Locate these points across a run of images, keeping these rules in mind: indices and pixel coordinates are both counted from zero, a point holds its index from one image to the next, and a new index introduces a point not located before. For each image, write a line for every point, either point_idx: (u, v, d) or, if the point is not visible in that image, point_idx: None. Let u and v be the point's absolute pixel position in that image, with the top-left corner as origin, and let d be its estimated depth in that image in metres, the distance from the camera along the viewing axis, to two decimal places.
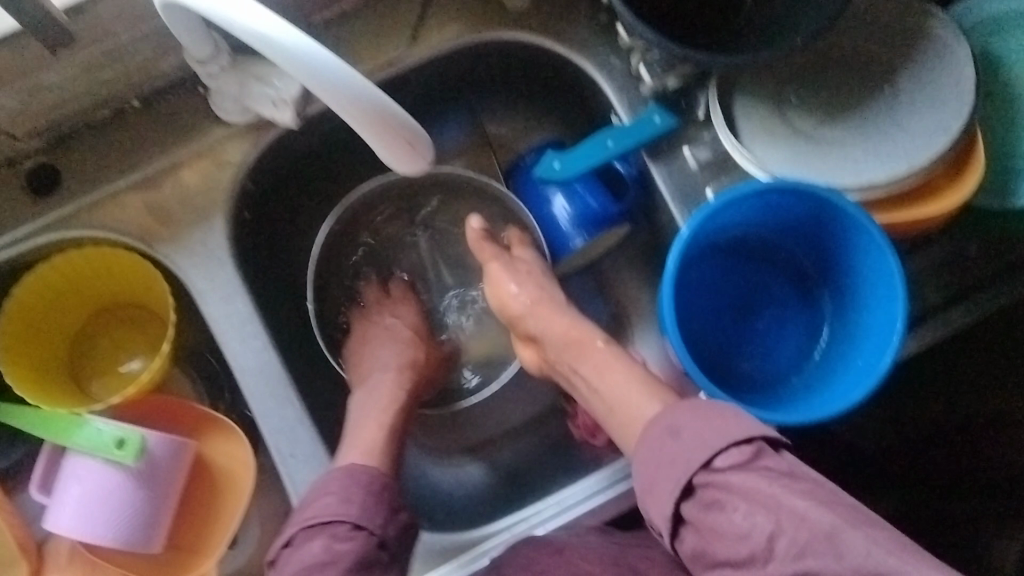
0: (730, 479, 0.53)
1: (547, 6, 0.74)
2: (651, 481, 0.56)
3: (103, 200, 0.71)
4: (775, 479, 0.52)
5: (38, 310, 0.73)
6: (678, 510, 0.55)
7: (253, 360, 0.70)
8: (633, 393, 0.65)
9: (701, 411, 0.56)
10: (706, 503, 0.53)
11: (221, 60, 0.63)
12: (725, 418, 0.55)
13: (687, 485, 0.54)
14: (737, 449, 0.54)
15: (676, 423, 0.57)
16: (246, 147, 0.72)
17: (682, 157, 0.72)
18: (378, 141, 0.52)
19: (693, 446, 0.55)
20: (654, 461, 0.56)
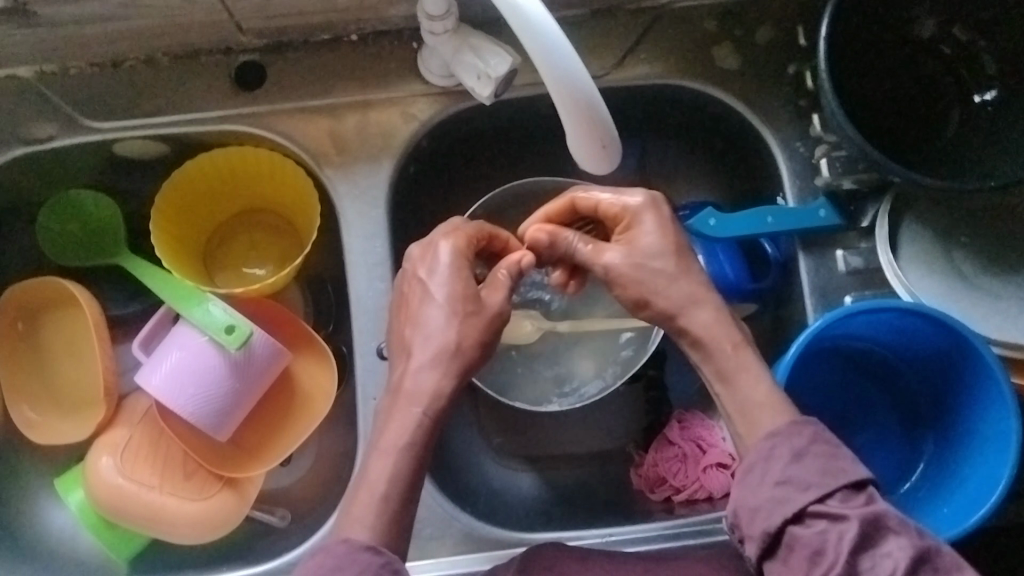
0: (853, 519, 0.52)
1: (754, 74, 0.76)
2: (758, 500, 0.55)
3: (294, 111, 0.75)
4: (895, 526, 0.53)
5: (199, 188, 0.78)
6: (779, 531, 0.54)
7: (371, 299, 0.73)
8: (760, 406, 0.59)
9: (821, 444, 0.56)
10: (812, 531, 0.53)
11: (449, 22, 0.68)
12: (839, 455, 0.56)
13: (797, 513, 0.54)
14: (852, 490, 0.54)
15: (797, 444, 0.56)
16: (435, 107, 0.75)
17: (833, 258, 0.72)
18: (576, 137, 0.54)
19: (810, 473, 0.55)
20: (759, 481, 0.56)
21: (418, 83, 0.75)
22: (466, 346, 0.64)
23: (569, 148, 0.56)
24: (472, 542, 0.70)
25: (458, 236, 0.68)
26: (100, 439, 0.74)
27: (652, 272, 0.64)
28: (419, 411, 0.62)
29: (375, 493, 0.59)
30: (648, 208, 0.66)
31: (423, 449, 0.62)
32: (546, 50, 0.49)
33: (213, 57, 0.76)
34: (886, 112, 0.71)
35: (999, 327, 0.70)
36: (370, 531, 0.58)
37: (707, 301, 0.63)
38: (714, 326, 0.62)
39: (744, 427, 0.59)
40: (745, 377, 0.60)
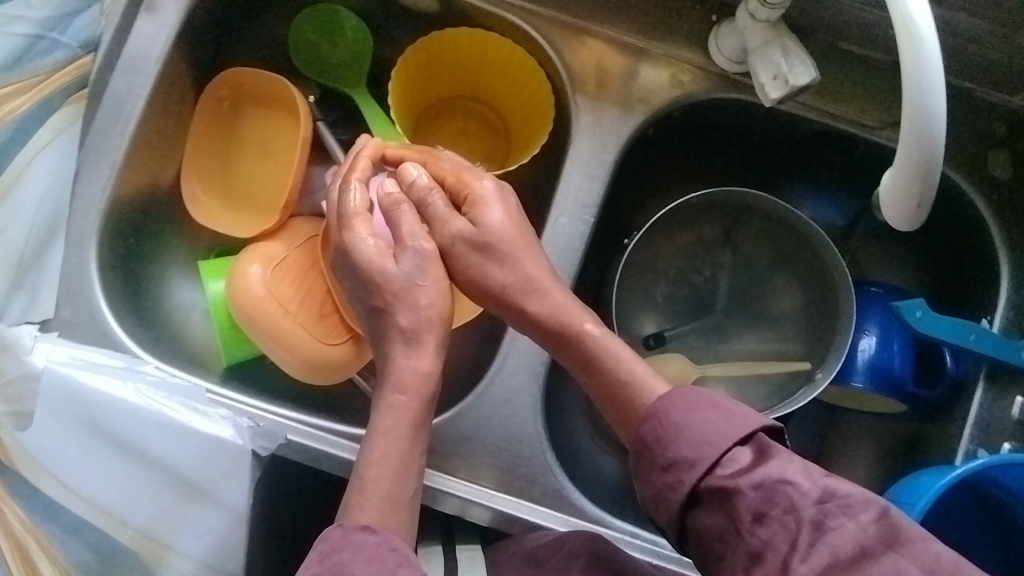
0: (742, 480, 0.50)
1: (1017, 193, 0.74)
2: (655, 490, 0.55)
3: (573, 29, 0.74)
4: (783, 476, 0.50)
5: (449, 57, 0.78)
6: (686, 514, 0.53)
7: (567, 236, 0.72)
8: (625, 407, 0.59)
9: (699, 401, 0.55)
10: (712, 505, 0.52)
11: (774, 14, 0.66)
12: (716, 406, 0.54)
13: (692, 493, 0.52)
14: (741, 448, 0.52)
15: (673, 422, 0.54)
16: (704, 85, 0.74)
17: (1011, 401, 0.70)
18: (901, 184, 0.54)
19: (693, 445, 0.53)
20: (652, 468, 0.55)
21: (698, 54, 0.74)
22: (443, 310, 0.62)
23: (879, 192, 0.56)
24: (557, 501, 0.70)
25: (359, 224, 0.62)
26: (255, 246, 0.74)
27: (492, 263, 0.63)
28: (402, 395, 0.59)
29: (357, 478, 0.57)
30: (493, 191, 0.65)
31: (416, 428, 0.59)
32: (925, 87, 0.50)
33: None
34: None
35: None
36: (369, 514, 0.54)
37: (555, 281, 0.63)
38: (567, 308, 0.62)
39: (620, 411, 0.60)
40: (606, 366, 0.61)
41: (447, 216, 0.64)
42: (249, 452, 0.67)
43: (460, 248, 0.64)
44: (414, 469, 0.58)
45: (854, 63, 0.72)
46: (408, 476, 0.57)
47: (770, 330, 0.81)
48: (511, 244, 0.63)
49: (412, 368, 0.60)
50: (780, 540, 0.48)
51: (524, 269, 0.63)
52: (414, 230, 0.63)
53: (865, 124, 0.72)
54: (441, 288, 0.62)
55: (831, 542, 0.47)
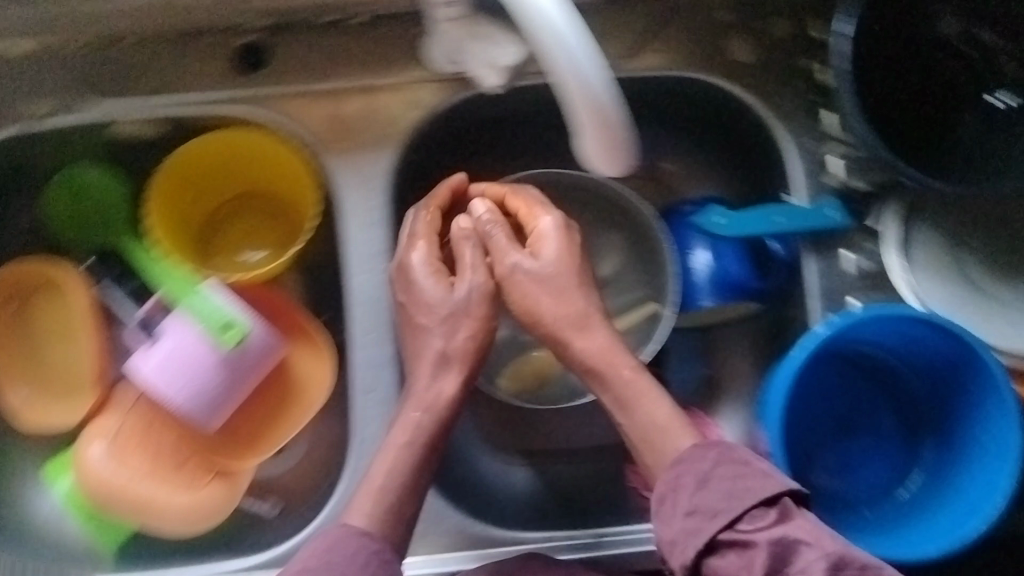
0: (764, 535, 0.54)
1: (764, 69, 0.75)
2: (672, 533, 0.56)
3: (294, 95, 0.73)
4: (800, 540, 0.53)
5: (196, 171, 0.77)
6: (697, 564, 0.56)
7: (370, 290, 0.72)
8: (668, 428, 0.63)
9: (728, 463, 0.58)
10: (728, 559, 0.54)
11: (459, 8, 0.65)
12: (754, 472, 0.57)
13: (710, 542, 0.55)
14: (765, 508, 0.55)
15: (703, 473, 0.58)
16: (439, 95, 0.74)
17: (840, 258, 0.72)
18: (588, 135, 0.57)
19: (718, 496, 0.56)
20: (673, 512, 0.57)
21: (421, 69, 0.73)
22: (474, 344, 0.69)
23: (580, 153, 0.60)
24: (463, 540, 0.71)
25: (421, 245, 0.69)
26: (90, 427, 0.73)
27: (538, 294, 0.68)
28: (420, 413, 0.66)
29: (373, 490, 0.63)
30: (555, 231, 0.69)
31: (425, 445, 0.66)
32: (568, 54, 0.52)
33: (214, 37, 0.74)
34: (906, 109, 0.69)
35: (1004, 336, 0.69)
36: (365, 521, 0.61)
37: (593, 322, 0.68)
38: (609, 350, 0.67)
39: (648, 453, 0.64)
40: (642, 401, 0.65)
41: (495, 235, 0.70)
42: None
43: (521, 278, 0.69)
44: (420, 488, 0.64)
45: None
46: (410, 493, 0.64)
47: (612, 287, 0.81)
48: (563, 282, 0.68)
49: (416, 408, 0.66)
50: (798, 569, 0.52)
51: (563, 292, 0.68)
52: (472, 267, 0.69)
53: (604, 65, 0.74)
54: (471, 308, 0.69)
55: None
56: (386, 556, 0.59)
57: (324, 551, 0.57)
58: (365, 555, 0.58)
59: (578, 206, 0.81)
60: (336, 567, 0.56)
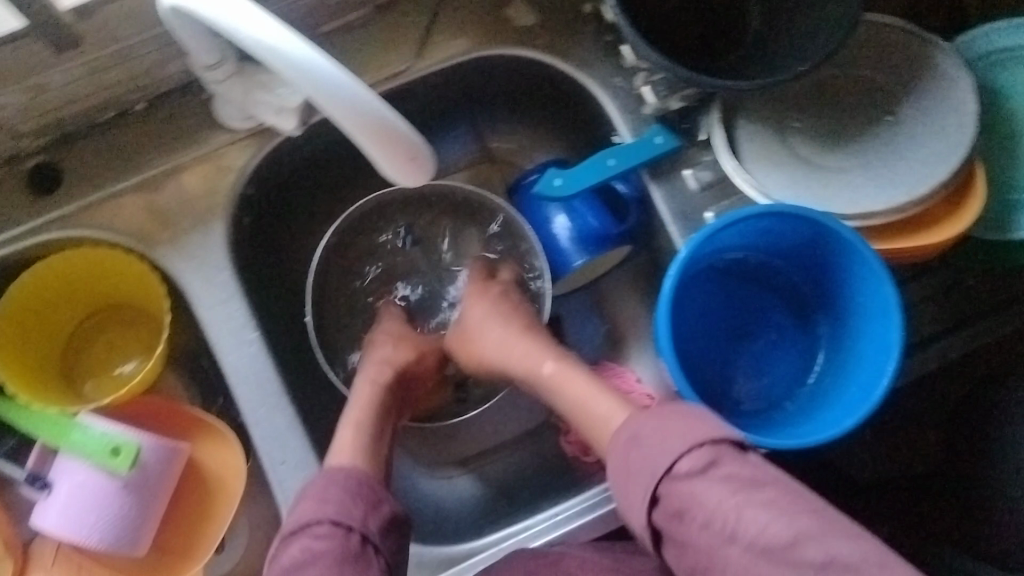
0: (690, 487, 0.50)
1: (552, 23, 0.75)
2: (621, 490, 0.54)
3: (102, 201, 0.71)
4: (735, 487, 0.49)
5: (34, 308, 0.73)
6: (650, 520, 0.52)
7: (248, 364, 0.70)
8: (594, 405, 0.63)
9: (673, 413, 0.53)
10: (671, 512, 0.51)
11: (227, 67, 0.63)
12: (690, 421, 0.52)
13: (653, 495, 0.52)
14: (698, 451, 0.51)
15: (638, 430, 0.54)
16: (248, 153, 0.72)
17: (682, 178, 0.72)
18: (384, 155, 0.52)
19: (653, 451, 0.52)
20: (620, 474, 0.54)
21: (221, 133, 0.71)
22: (405, 359, 0.75)
23: (384, 171, 0.54)
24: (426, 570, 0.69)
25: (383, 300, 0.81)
26: None
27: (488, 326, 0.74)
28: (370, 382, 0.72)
29: (350, 424, 0.68)
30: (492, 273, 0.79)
31: (385, 406, 0.71)
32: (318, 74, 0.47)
33: (0, 172, 0.71)
34: (687, 26, 0.71)
35: (849, 202, 0.69)
36: (348, 456, 0.64)
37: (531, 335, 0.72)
38: (533, 352, 0.70)
39: (587, 432, 0.63)
40: (566, 384, 0.66)
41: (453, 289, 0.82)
42: None
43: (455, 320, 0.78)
44: (385, 437, 0.68)
45: (344, 40, 0.74)
46: (377, 437, 0.67)
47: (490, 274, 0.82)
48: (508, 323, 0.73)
49: (366, 381, 0.72)
50: (716, 510, 0.48)
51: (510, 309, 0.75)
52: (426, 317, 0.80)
53: (396, 72, 0.73)
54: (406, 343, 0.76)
55: (755, 525, 0.47)
56: (374, 483, 0.61)
57: (322, 486, 0.59)
58: (354, 480, 0.60)
59: (432, 212, 0.83)
60: (334, 495, 0.58)
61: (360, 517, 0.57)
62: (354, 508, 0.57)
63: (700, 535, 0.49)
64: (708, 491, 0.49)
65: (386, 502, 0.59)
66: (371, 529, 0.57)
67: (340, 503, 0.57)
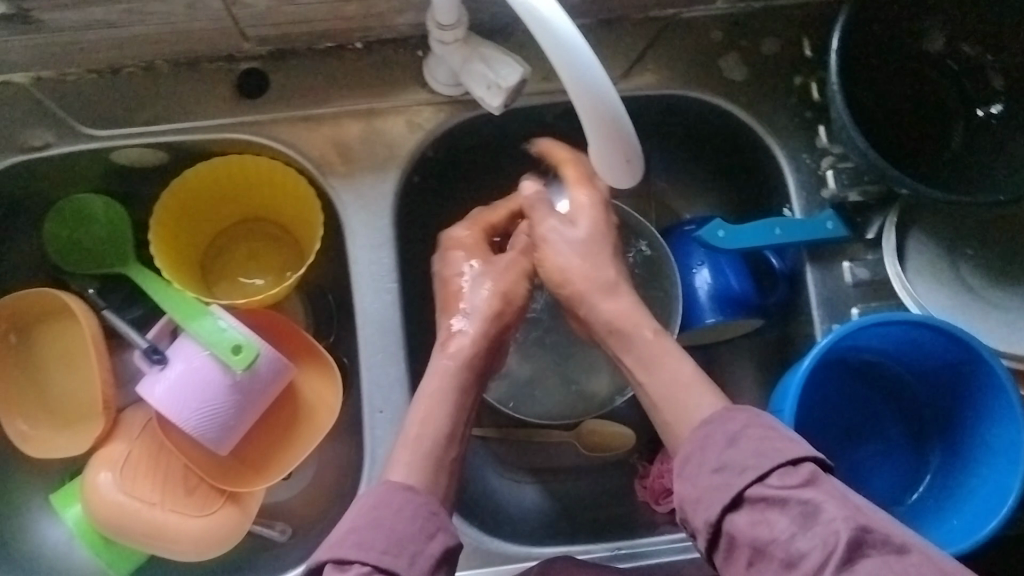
0: (783, 496, 0.52)
1: (758, 85, 0.76)
2: (698, 490, 0.55)
3: (296, 120, 0.74)
4: (839, 506, 0.51)
5: (199, 198, 0.77)
6: (723, 520, 0.54)
7: (379, 310, 0.72)
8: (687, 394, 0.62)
9: (757, 427, 0.56)
10: (754, 517, 0.53)
11: (457, 31, 0.67)
12: (776, 434, 0.55)
13: (735, 497, 0.54)
14: (795, 468, 0.53)
15: (733, 429, 0.57)
16: (442, 116, 0.75)
17: (840, 269, 0.73)
18: (604, 158, 0.54)
19: (749, 453, 0.55)
20: (700, 469, 0.56)
21: (423, 91, 0.75)
22: (500, 306, 0.71)
23: (592, 162, 0.56)
24: (478, 557, 0.70)
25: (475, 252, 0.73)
26: (97, 454, 0.72)
27: (568, 257, 0.69)
28: (449, 360, 0.68)
29: (412, 438, 0.63)
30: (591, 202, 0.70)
31: (464, 387, 0.67)
32: (590, 77, 0.50)
33: (215, 65, 0.75)
34: (894, 128, 0.71)
35: (1006, 338, 0.70)
36: (407, 471, 0.61)
37: (620, 289, 0.68)
38: (634, 312, 0.67)
39: (670, 411, 0.62)
40: (668, 361, 0.64)
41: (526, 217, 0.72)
42: None
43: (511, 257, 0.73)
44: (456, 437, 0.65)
45: None
46: (447, 444, 0.64)
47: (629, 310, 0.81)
48: (593, 250, 0.69)
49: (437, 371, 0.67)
50: (811, 561, 0.50)
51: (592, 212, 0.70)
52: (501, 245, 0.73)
53: None
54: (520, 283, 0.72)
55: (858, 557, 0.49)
56: (432, 508, 0.58)
57: (372, 509, 0.57)
58: (408, 509, 0.57)
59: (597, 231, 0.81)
60: (390, 526, 0.56)
61: (408, 558, 0.55)
62: (402, 551, 0.55)
63: None
64: (804, 537, 0.51)
65: (440, 536, 0.57)
66: (425, 562, 0.55)
67: (388, 543, 0.55)
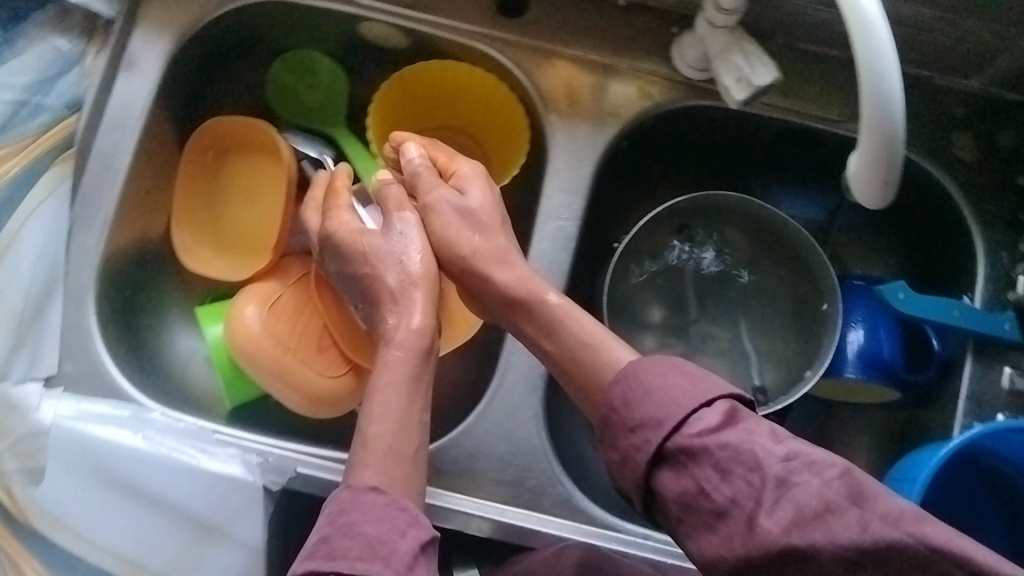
0: (699, 440, 0.49)
1: (982, 175, 0.76)
2: (621, 453, 0.53)
3: (539, 51, 0.77)
4: (750, 439, 0.48)
5: (418, 90, 0.81)
6: (650, 479, 0.52)
7: (551, 252, 0.74)
8: (580, 358, 0.61)
9: (671, 373, 0.53)
10: (678, 466, 0.50)
11: (731, 18, 0.69)
12: (691, 376, 0.53)
13: (658, 453, 0.51)
14: (708, 409, 0.51)
15: (643, 384, 0.53)
16: (672, 96, 0.77)
17: (1000, 373, 0.72)
18: (864, 170, 0.56)
19: (654, 412, 0.52)
20: (619, 429, 0.53)
21: (664, 66, 0.76)
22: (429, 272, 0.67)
23: (846, 176, 0.58)
24: (565, 509, 0.71)
25: (343, 212, 0.70)
26: (251, 287, 0.76)
27: (459, 227, 0.68)
28: (398, 352, 0.62)
29: (367, 436, 0.58)
30: (477, 175, 0.70)
31: (416, 379, 0.62)
32: (883, 93, 0.52)
33: None
34: None
35: None
36: (372, 471, 0.56)
37: (514, 259, 0.67)
38: (528, 280, 0.65)
39: (586, 375, 0.60)
40: (569, 325, 0.62)
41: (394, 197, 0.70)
42: (260, 487, 0.67)
43: (445, 211, 0.69)
44: (414, 424, 0.60)
45: (815, 63, 0.75)
46: (410, 433, 0.59)
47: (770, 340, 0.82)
48: (485, 215, 0.68)
49: (395, 367, 0.61)
50: (739, 508, 0.47)
51: (482, 192, 0.69)
52: (399, 204, 0.69)
53: (828, 118, 0.75)
54: (445, 239, 0.68)
55: (793, 496, 0.46)
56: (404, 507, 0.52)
57: (342, 514, 0.51)
58: (379, 509, 0.51)
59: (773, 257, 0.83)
60: (358, 530, 0.50)
61: (384, 561, 0.49)
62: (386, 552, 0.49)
63: (722, 533, 0.47)
64: (727, 484, 0.48)
65: (416, 532, 0.51)
66: (401, 563, 0.49)
67: (370, 541, 0.49)
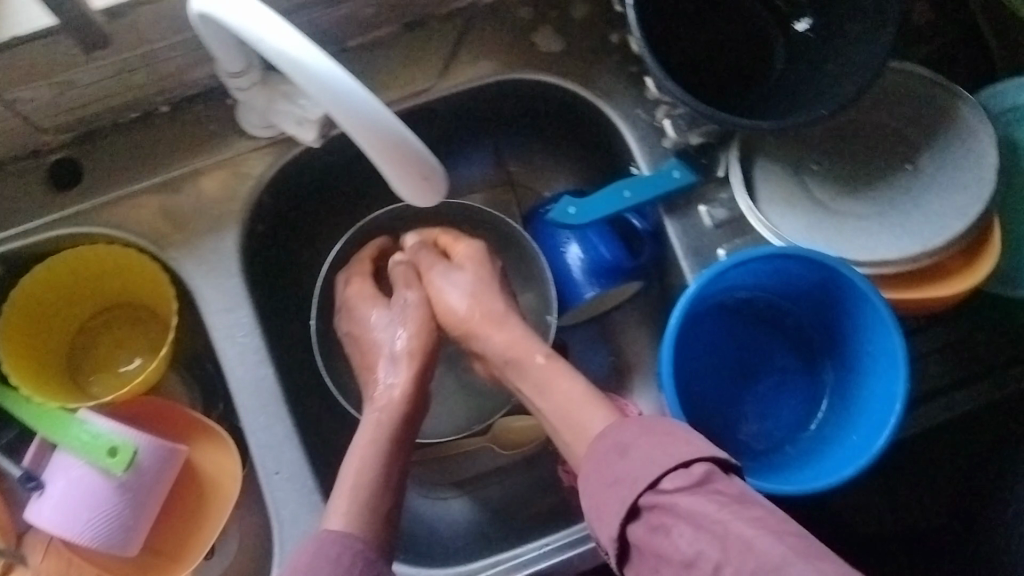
0: (671, 501, 0.51)
1: (578, 53, 0.75)
2: (598, 502, 0.55)
3: (117, 200, 0.71)
4: (723, 504, 0.49)
5: (41, 302, 0.73)
6: (624, 532, 0.53)
7: (251, 376, 0.70)
8: (577, 411, 0.65)
9: (650, 430, 0.55)
10: (652, 526, 0.51)
11: (252, 75, 0.65)
12: (672, 435, 0.54)
13: (632, 508, 0.53)
14: (683, 470, 0.52)
15: (625, 441, 0.56)
16: (267, 162, 0.73)
17: (697, 215, 0.71)
18: (403, 179, 0.58)
19: (636, 465, 0.54)
20: (599, 484, 0.55)
21: (243, 140, 0.72)
22: (422, 343, 0.75)
23: (395, 187, 0.59)
24: None
25: (355, 283, 0.78)
26: None
27: (457, 295, 0.76)
28: (379, 413, 0.71)
29: (346, 488, 0.65)
30: (478, 253, 0.77)
31: (390, 443, 0.69)
32: (353, 105, 0.52)
33: (23, 164, 0.71)
34: (718, 63, 0.72)
35: (863, 248, 0.70)
36: (345, 519, 0.62)
37: (510, 321, 0.73)
38: (522, 342, 0.71)
39: (569, 432, 0.65)
40: (558, 380, 0.67)
41: (398, 278, 0.78)
42: None
43: (436, 281, 0.77)
44: (388, 484, 0.67)
45: (372, 53, 0.74)
46: (384, 491, 0.66)
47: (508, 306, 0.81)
48: (480, 286, 0.75)
49: (371, 416, 0.71)
50: (704, 561, 0.48)
51: (481, 265, 0.77)
52: (405, 282, 0.78)
53: (416, 91, 0.74)
54: (427, 323, 0.76)
55: (755, 551, 0.46)
56: (370, 555, 0.60)
57: (311, 555, 0.58)
58: (346, 556, 0.59)
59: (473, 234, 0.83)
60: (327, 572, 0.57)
61: None
62: None
63: None
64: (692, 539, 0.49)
65: None
66: None
67: None
